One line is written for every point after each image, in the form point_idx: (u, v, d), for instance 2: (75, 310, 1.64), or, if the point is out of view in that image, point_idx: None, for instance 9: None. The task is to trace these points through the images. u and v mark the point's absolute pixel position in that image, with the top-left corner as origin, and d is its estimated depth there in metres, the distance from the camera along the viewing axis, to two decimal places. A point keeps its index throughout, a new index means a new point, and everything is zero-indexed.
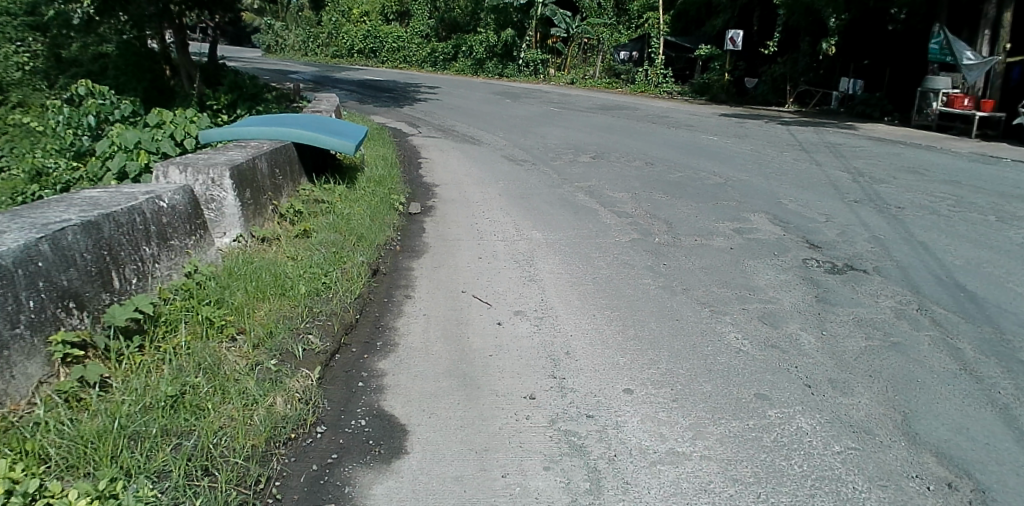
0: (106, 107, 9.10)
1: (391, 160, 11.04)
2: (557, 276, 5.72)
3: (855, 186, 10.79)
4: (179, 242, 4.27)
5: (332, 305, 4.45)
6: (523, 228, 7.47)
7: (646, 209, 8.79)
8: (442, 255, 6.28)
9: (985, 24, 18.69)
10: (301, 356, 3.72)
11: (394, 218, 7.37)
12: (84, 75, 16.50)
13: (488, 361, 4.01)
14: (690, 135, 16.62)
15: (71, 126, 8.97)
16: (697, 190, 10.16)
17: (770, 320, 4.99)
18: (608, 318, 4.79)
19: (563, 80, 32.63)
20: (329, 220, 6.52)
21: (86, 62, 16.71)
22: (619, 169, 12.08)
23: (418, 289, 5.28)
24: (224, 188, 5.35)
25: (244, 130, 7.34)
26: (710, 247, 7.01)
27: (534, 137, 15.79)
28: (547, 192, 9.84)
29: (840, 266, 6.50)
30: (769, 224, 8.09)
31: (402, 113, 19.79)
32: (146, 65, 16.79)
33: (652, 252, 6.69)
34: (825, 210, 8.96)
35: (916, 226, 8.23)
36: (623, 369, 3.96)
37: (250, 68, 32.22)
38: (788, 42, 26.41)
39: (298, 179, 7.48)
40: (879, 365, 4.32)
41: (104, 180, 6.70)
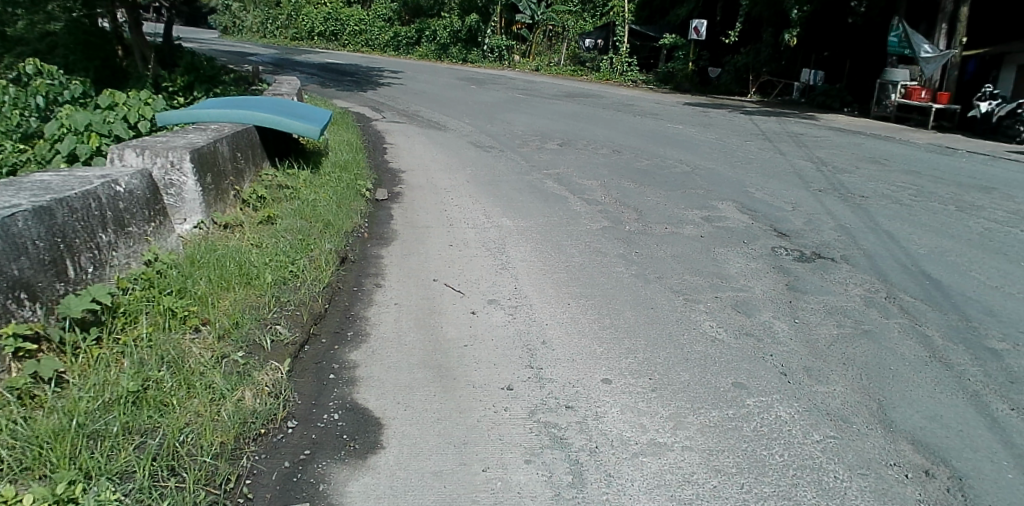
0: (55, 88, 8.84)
1: (355, 145, 10.83)
2: (529, 264, 5.64)
3: (819, 176, 10.94)
4: (137, 229, 4.06)
5: (302, 294, 4.30)
6: (493, 215, 7.36)
7: (615, 197, 8.76)
8: (412, 243, 6.14)
9: (943, 17, 19.08)
10: (269, 347, 3.58)
11: (362, 205, 7.19)
12: (32, 54, 15.95)
13: (463, 352, 3.90)
14: (655, 123, 16.67)
15: (17, 107, 8.64)
16: (664, 178, 10.17)
17: (744, 309, 4.99)
18: (582, 306, 4.72)
19: (528, 66, 32.50)
20: (293, 206, 6.33)
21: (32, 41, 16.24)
22: (586, 156, 12.04)
23: (389, 278, 5.14)
24: (184, 173, 5.15)
25: (205, 112, 7.10)
26: (681, 235, 6.99)
27: (500, 123, 15.66)
28: (516, 180, 9.73)
29: (808, 254, 6.56)
30: (737, 212, 8.13)
31: (366, 98, 19.46)
32: (96, 45, 16.42)
33: (623, 240, 6.65)
34: (791, 199, 9.04)
35: (880, 215, 8.36)
36: (601, 358, 3.90)
37: (206, 49, 31.36)
38: (750, 32, 26.82)
39: (260, 164, 7.25)
40: (852, 353, 4.35)
41: (52, 163, 6.39)
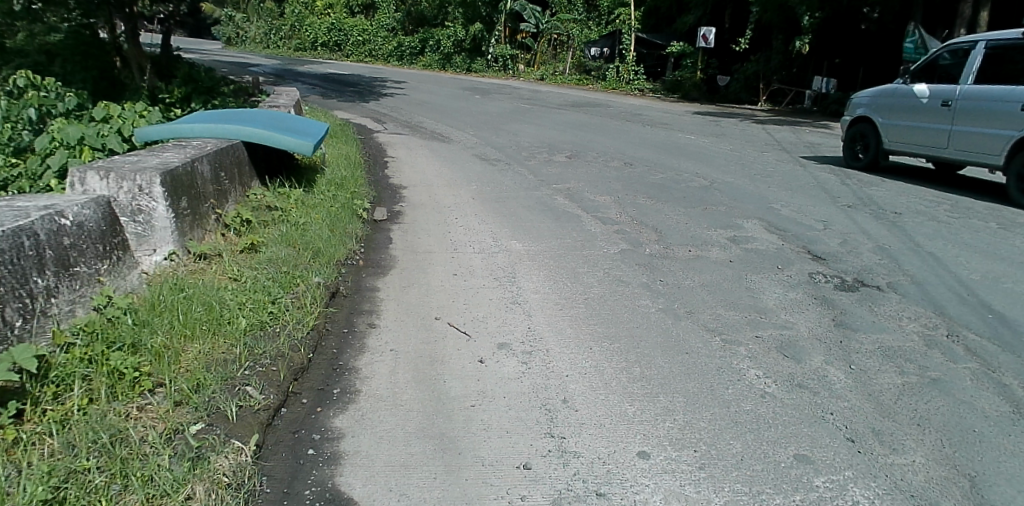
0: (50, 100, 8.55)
1: (354, 160, 10.26)
2: (544, 296, 5.01)
3: (845, 190, 10.31)
4: (86, 269, 3.45)
5: (282, 343, 3.68)
6: (500, 237, 6.75)
7: (632, 215, 8.14)
8: (413, 272, 5.52)
9: (961, 23, 18.60)
10: (235, 418, 2.96)
11: (357, 227, 6.57)
12: (30, 65, 15.63)
13: (470, 416, 3.28)
14: (667, 134, 16.08)
15: (8, 119, 8.08)
16: (682, 193, 9.57)
17: (791, 352, 4.36)
18: (607, 352, 4.08)
19: (533, 75, 32.02)
20: (281, 231, 5.72)
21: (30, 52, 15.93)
22: (597, 169, 11.45)
23: (385, 316, 4.51)
24: (153, 198, 4.52)
25: (188, 127, 6.52)
26: (706, 260, 6.37)
27: (506, 134, 15.09)
28: (524, 196, 9.12)
29: (850, 281, 5.93)
30: (765, 231, 7.52)
31: (368, 108, 18.94)
32: (95, 56, 16.09)
33: (645, 266, 6.01)
34: (820, 216, 8.42)
35: (919, 234, 7.72)
36: (634, 424, 3.27)
37: (207, 60, 30.93)
38: (759, 39, 26.33)
39: (248, 183, 6.65)
40: (926, 410, 3.71)
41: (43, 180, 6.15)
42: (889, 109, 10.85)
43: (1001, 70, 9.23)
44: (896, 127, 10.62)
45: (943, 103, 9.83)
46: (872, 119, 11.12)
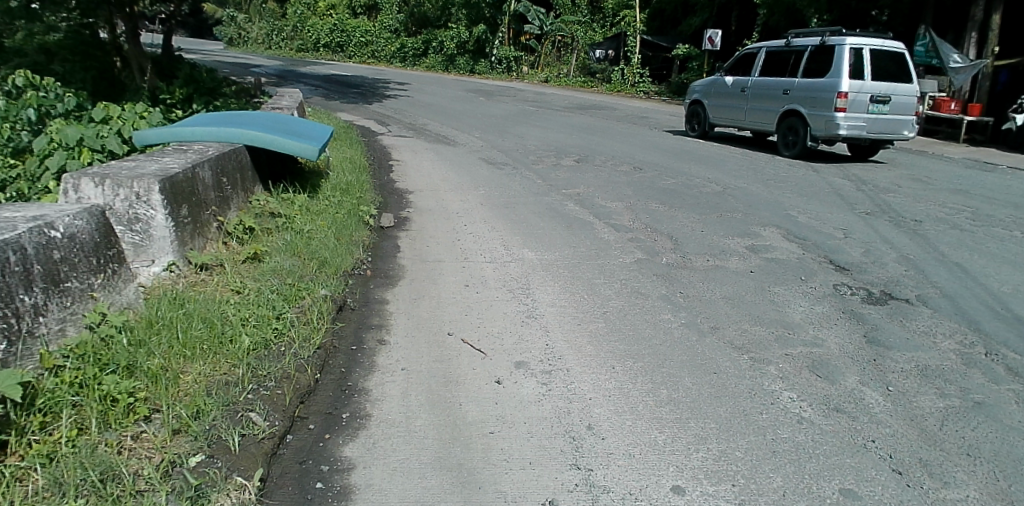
0: (48, 100, 8.38)
1: (359, 164, 10.05)
2: (560, 311, 4.78)
3: (861, 196, 10.08)
4: (78, 284, 3.22)
5: (287, 364, 3.44)
6: (512, 246, 6.53)
7: (645, 222, 7.91)
8: (422, 282, 5.28)
9: (972, 26, 18.44)
10: (237, 449, 2.73)
11: (364, 235, 6.35)
12: (30, 65, 15.43)
13: (490, 444, 3.05)
14: (675, 137, 15.85)
15: (6, 120, 7.85)
16: (695, 199, 9.35)
17: (824, 372, 4.13)
18: (631, 372, 3.85)
19: (537, 77, 31.81)
20: (285, 240, 5.50)
21: (30, 52, 15.73)
22: (606, 174, 11.22)
23: (395, 331, 4.28)
24: (152, 206, 4.30)
25: (189, 130, 6.34)
26: (725, 270, 6.13)
27: (512, 137, 14.86)
28: (534, 201, 8.90)
29: (878, 294, 5.70)
30: (784, 240, 7.29)
31: (371, 110, 18.73)
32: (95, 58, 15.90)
33: (663, 276, 5.78)
34: (839, 224, 8.19)
35: (942, 243, 7.49)
36: (666, 455, 3.03)
37: (209, 61, 30.75)
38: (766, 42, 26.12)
39: (250, 188, 6.44)
40: (974, 437, 3.47)
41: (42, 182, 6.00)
42: (714, 94, 14.95)
43: (779, 67, 13.31)
44: (719, 108, 14.76)
45: (741, 90, 14.09)
46: (703, 102, 15.22)
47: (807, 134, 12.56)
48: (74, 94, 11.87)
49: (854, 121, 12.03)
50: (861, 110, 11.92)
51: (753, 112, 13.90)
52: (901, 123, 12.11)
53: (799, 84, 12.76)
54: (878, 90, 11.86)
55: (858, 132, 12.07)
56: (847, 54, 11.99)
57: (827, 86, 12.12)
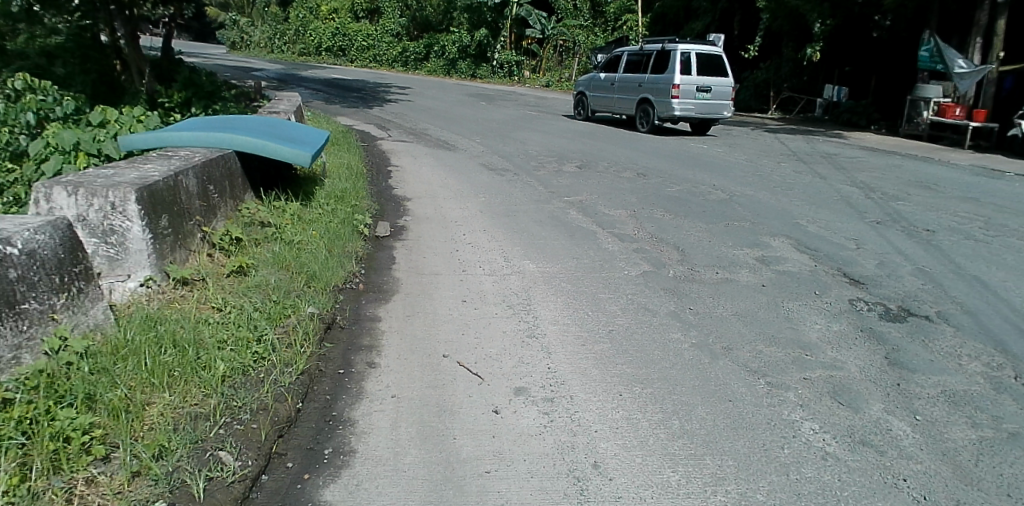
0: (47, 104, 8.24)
1: (356, 170, 9.80)
2: (564, 330, 4.49)
3: (871, 204, 9.80)
4: (38, 306, 2.93)
5: (267, 394, 3.17)
6: (513, 257, 6.24)
7: (650, 232, 7.63)
8: (417, 297, 5.01)
9: (978, 31, 18.20)
10: (203, 496, 2.46)
11: (358, 245, 6.07)
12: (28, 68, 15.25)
13: (485, 487, 2.77)
14: (678, 142, 15.58)
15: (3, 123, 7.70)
16: (701, 207, 9.07)
17: (846, 399, 3.85)
18: (640, 401, 3.56)
19: (538, 82, 31.56)
20: (274, 251, 5.23)
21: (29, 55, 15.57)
22: (610, 180, 10.95)
23: (386, 352, 4.01)
24: (128, 217, 4.01)
25: (176, 135, 6.08)
26: (736, 283, 5.85)
27: (513, 142, 14.60)
28: (535, 209, 8.62)
29: (896, 310, 5.41)
30: (795, 251, 7.02)
31: (371, 115, 18.49)
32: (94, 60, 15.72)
33: (671, 291, 5.49)
34: (850, 233, 7.91)
35: (959, 254, 7.20)
36: (680, 499, 2.75)
37: (210, 64, 30.58)
38: (769, 47, 25.87)
39: (240, 196, 6.16)
40: (1013, 474, 3.18)
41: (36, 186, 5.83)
42: (594, 87, 18.37)
43: (637, 64, 16.66)
44: (597, 98, 18.11)
45: (611, 84, 17.56)
46: (586, 93, 18.57)
47: (650, 118, 16.31)
48: (70, 97, 11.67)
49: (685, 105, 15.56)
50: (689, 97, 15.45)
51: (618, 102, 17.47)
52: (719, 107, 15.78)
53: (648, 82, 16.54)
54: (701, 84, 15.51)
55: (686, 112, 15.58)
56: (676, 54, 15.44)
57: (662, 83, 15.82)
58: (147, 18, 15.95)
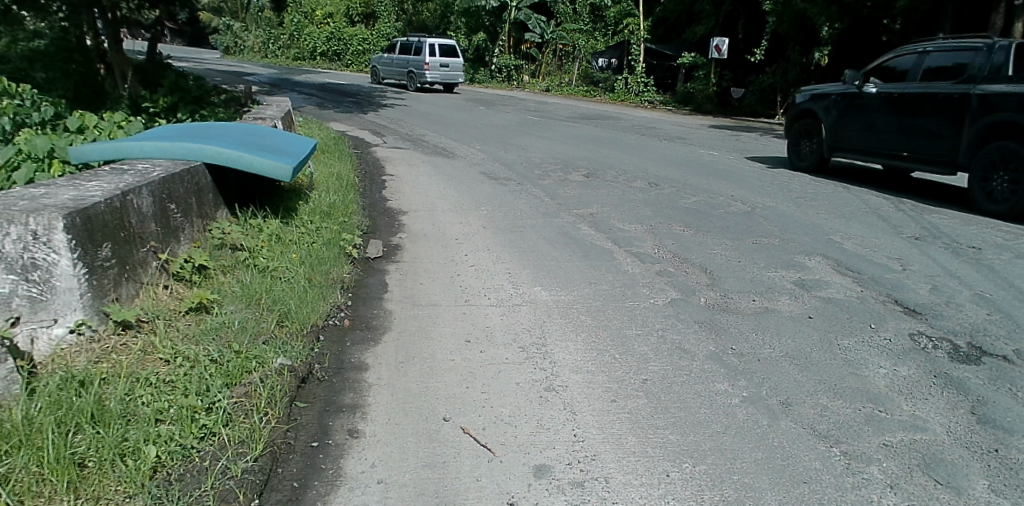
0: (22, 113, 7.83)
1: (347, 180, 9.08)
2: (589, 381, 3.72)
3: (903, 216, 9.09)
4: None
5: (209, 495, 2.44)
6: (521, 283, 5.48)
7: (671, 249, 6.92)
8: (412, 336, 4.25)
9: (993, 35, 17.52)
10: None
11: (345, 270, 5.33)
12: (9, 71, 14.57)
13: None
14: (687, 149, 14.88)
15: None
16: (722, 221, 8.35)
17: (942, 473, 3.10)
18: (694, 488, 2.80)
19: (538, 86, 30.88)
20: (243, 281, 4.49)
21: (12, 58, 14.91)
22: (620, 190, 10.23)
23: (372, 415, 3.24)
24: (53, 249, 3.29)
25: (135, 146, 5.34)
26: (777, 314, 5.10)
27: (514, 149, 13.89)
28: (542, 224, 7.88)
29: (966, 347, 4.68)
30: (834, 272, 6.31)
31: (366, 120, 17.80)
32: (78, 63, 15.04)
33: (707, 325, 4.74)
34: (890, 251, 7.19)
35: (1014, 275, 6.49)
36: None
37: (202, 70, 29.81)
38: (775, 50, 25.22)
39: (211, 214, 5.42)
40: None
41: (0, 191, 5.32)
42: (387, 65, 27.55)
43: (407, 51, 26.65)
44: (388, 72, 27.72)
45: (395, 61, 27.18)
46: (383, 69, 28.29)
47: (415, 82, 25.44)
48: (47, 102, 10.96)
49: (433, 75, 25.11)
50: (435, 69, 24.92)
51: (399, 74, 27.09)
52: (453, 75, 25.36)
53: (414, 61, 25.55)
54: (441, 61, 25.04)
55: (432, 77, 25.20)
56: (425, 44, 25.05)
57: (418, 64, 25.25)
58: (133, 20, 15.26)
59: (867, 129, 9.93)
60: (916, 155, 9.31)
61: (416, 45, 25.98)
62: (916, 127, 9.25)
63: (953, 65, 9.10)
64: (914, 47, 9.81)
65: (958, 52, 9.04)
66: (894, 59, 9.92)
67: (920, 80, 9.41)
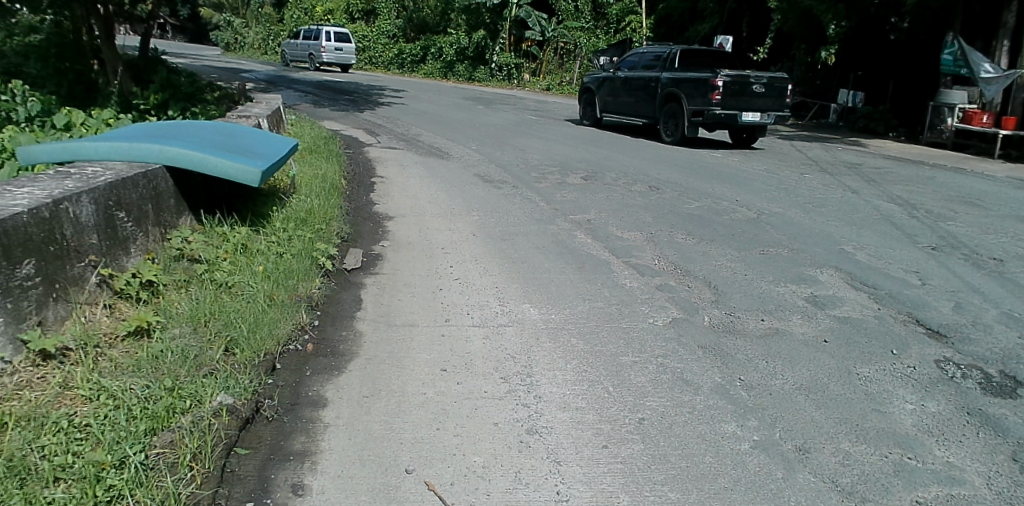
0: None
1: (331, 182, 8.64)
2: (579, 423, 3.25)
3: (918, 225, 8.62)
4: None
5: None
6: (509, 300, 5.02)
7: (672, 260, 6.47)
8: (382, 363, 3.79)
9: (1004, 33, 17.11)
10: None
11: (315, 285, 4.87)
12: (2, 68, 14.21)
13: None
14: (691, 150, 14.40)
15: None
16: (727, 228, 7.89)
17: None
18: None
19: (539, 85, 30.40)
20: (195, 300, 4.03)
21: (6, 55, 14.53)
22: (619, 194, 9.78)
23: (322, 468, 2.76)
24: None
25: (91, 145, 4.88)
26: (788, 337, 4.64)
27: (511, 150, 13.41)
28: (535, 230, 7.43)
29: (998, 377, 4.21)
30: (848, 287, 5.86)
31: (361, 119, 17.34)
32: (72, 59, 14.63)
33: (711, 350, 4.28)
34: (906, 263, 6.74)
35: None
36: None
37: (199, 66, 29.39)
38: (780, 49, 24.76)
39: (171, 221, 4.96)
40: None
41: None
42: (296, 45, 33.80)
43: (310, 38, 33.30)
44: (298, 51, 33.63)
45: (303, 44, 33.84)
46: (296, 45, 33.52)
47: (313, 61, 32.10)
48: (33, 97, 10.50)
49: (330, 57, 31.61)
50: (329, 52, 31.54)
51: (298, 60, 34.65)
52: (346, 59, 32.27)
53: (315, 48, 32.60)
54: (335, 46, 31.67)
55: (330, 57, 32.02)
56: (323, 31, 31.77)
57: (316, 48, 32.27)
58: (127, 16, 14.81)
59: (610, 108, 16.91)
60: (641, 113, 15.75)
61: (316, 31, 32.63)
62: (638, 98, 15.84)
63: (655, 60, 15.48)
64: (637, 52, 16.44)
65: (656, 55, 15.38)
66: (630, 59, 16.49)
67: (647, 68, 15.60)
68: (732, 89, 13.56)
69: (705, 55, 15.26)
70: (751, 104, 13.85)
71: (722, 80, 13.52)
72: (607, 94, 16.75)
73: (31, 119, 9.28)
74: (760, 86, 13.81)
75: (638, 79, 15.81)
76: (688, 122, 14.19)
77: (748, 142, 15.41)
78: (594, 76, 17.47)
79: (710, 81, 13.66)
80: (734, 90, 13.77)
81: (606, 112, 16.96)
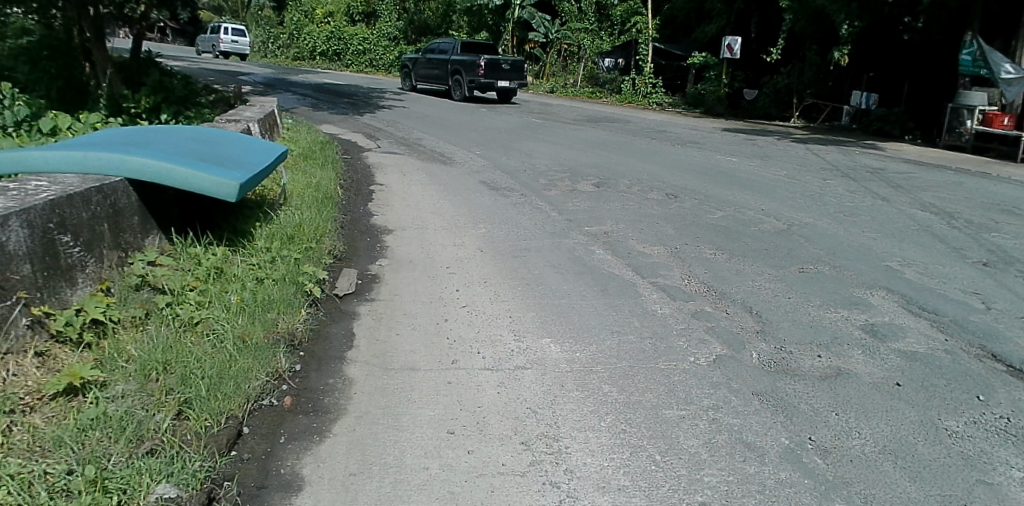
0: None
1: (327, 191, 7.99)
2: None
3: (961, 236, 7.93)
4: None
5: None
6: (525, 335, 4.31)
7: (703, 280, 5.79)
8: (374, 424, 3.10)
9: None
10: None
11: (299, 317, 4.20)
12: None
13: None
14: (704, 155, 13.73)
15: None
16: (757, 241, 7.23)
17: None
18: None
19: (542, 88, 29.66)
20: (149, 343, 3.35)
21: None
22: (636, 203, 9.10)
23: None
24: None
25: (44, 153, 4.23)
26: (856, 380, 3.95)
27: (517, 155, 12.75)
28: (548, 245, 6.76)
29: None
30: (905, 313, 5.16)
31: (362, 122, 16.70)
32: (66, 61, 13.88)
33: (770, 399, 3.60)
34: (961, 283, 6.05)
35: None
36: None
37: (197, 69, 28.83)
38: (791, 49, 24.02)
39: (136, 243, 4.29)
40: None
41: None
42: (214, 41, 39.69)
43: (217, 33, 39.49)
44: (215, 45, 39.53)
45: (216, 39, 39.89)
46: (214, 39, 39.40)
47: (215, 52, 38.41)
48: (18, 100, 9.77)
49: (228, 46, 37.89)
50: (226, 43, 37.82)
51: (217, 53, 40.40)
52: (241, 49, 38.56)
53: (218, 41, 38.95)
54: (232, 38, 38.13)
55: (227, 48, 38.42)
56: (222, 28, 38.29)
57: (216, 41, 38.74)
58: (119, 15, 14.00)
59: (422, 80, 23.72)
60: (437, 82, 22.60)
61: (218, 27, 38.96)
62: (436, 73, 22.66)
63: (444, 48, 22.46)
64: (438, 41, 23.24)
65: (446, 45, 22.41)
66: (432, 47, 23.37)
67: (441, 52, 22.51)
68: (490, 68, 20.79)
69: (478, 45, 22.27)
70: (502, 78, 21.11)
71: (483, 62, 20.67)
72: (417, 70, 23.62)
73: (17, 122, 8.53)
74: (508, 66, 21.10)
75: (437, 60, 22.71)
76: (466, 88, 21.28)
77: (508, 102, 22.49)
78: (413, 57, 24.14)
79: (477, 62, 20.82)
80: (492, 66, 20.90)
81: (420, 83, 23.69)
